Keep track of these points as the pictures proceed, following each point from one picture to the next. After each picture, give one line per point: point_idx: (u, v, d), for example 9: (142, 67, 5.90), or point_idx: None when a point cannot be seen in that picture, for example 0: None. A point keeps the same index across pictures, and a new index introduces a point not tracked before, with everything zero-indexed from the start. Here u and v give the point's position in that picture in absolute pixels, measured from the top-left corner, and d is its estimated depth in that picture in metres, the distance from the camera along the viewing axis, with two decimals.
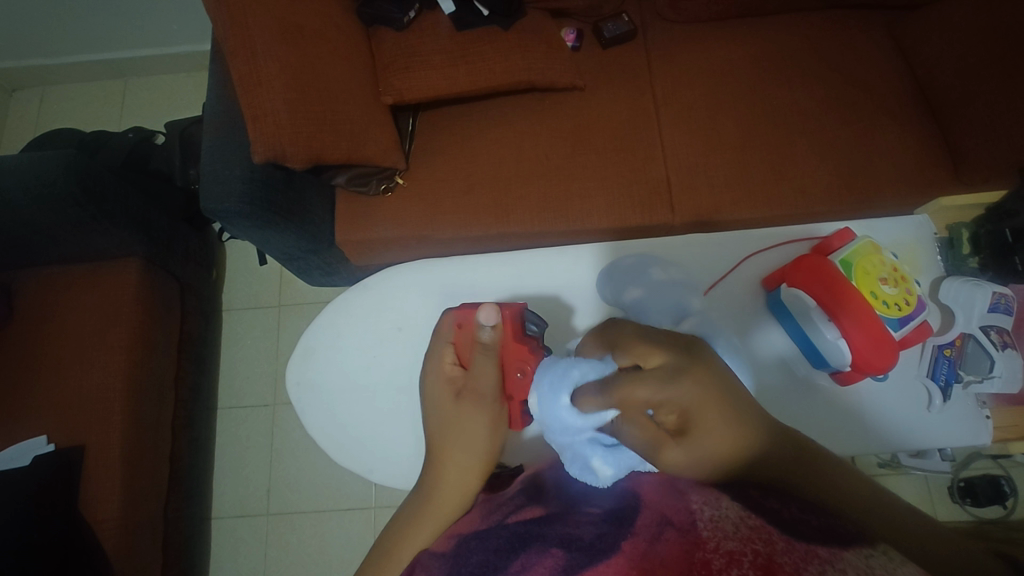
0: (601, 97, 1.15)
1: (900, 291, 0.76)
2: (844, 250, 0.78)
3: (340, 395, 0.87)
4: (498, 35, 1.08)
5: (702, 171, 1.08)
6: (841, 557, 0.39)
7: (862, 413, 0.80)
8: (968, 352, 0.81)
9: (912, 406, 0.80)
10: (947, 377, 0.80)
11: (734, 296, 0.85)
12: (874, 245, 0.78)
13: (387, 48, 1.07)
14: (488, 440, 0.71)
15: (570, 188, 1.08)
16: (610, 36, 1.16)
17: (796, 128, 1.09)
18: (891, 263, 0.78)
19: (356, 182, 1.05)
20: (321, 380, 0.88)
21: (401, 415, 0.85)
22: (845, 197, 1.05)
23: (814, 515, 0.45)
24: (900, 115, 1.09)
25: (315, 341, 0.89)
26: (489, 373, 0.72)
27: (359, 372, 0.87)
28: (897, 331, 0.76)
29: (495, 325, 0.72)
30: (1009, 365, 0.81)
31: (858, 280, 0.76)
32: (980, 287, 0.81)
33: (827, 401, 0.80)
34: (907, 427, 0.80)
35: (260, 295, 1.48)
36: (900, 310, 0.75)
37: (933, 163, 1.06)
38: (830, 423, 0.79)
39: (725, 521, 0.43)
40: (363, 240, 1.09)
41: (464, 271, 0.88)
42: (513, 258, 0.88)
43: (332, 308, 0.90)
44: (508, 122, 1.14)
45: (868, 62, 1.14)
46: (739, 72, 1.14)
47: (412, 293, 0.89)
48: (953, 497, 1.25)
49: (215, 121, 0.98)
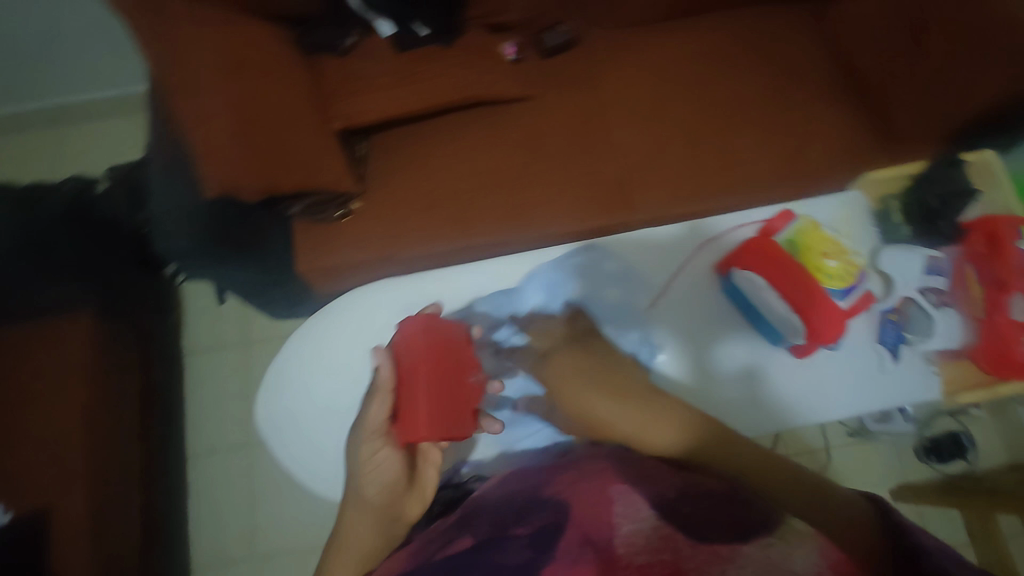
0: (549, 103, 1.16)
1: (843, 263, 0.85)
2: (786, 231, 0.88)
3: (315, 425, 0.87)
4: (442, 53, 1.10)
5: (652, 168, 1.11)
6: (742, 553, 0.43)
7: (820, 380, 0.88)
8: (911, 315, 0.89)
9: (869, 371, 0.88)
10: (894, 339, 0.88)
11: (698, 286, 0.92)
12: (814, 224, 0.89)
13: (331, 74, 1.07)
14: (374, 479, 0.75)
15: (526, 197, 1.10)
16: (552, 44, 1.18)
17: (738, 118, 1.13)
18: (833, 238, 0.88)
19: (313, 210, 1.05)
20: (296, 412, 0.88)
21: None
22: (790, 181, 1.10)
23: (709, 516, 0.50)
24: (833, 99, 1.14)
25: (284, 374, 0.88)
26: (378, 414, 0.75)
27: (332, 400, 0.88)
28: (845, 299, 0.85)
29: (385, 366, 0.75)
30: (946, 322, 0.89)
31: (801, 258, 0.85)
32: (914, 252, 0.92)
33: (791, 375, 0.87)
34: (867, 390, 0.87)
35: (224, 333, 1.45)
36: (843, 281, 0.85)
37: (868, 140, 1.12)
38: (795, 396, 0.87)
39: (639, 533, 0.46)
40: (324, 267, 1.08)
41: (427, 286, 0.89)
42: (476, 268, 0.90)
43: (298, 336, 0.89)
44: (460, 136, 1.14)
45: (803, 48, 1.18)
46: (681, 67, 1.18)
47: (378, 314, 0.89)
48: (920, 457, 1.32)
49: (160, 161, 0.97)
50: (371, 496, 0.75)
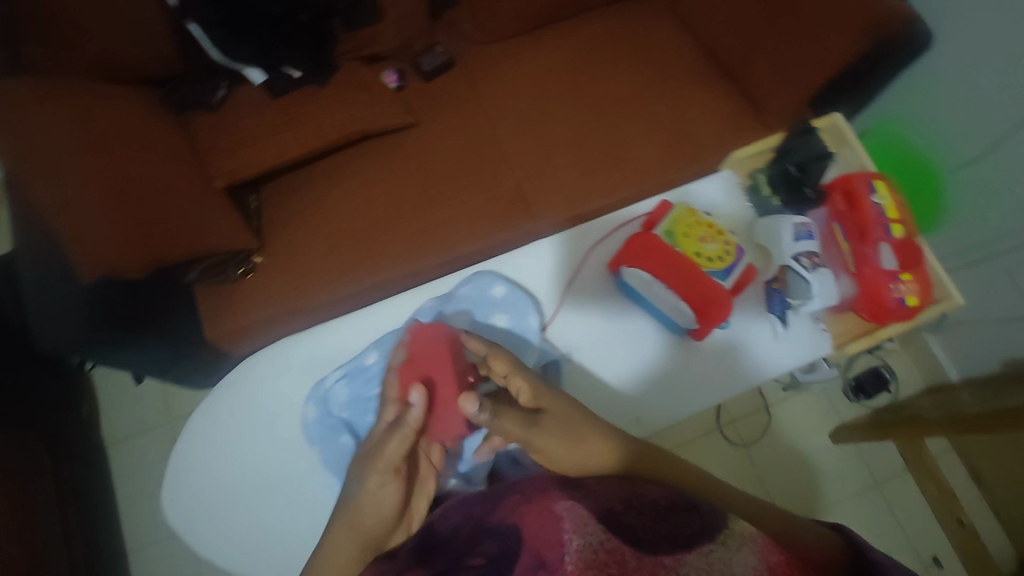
0: (435, 127, 1.17)
1: (719, 244, 0.84)
2: (664, 222, 0.86)
3: (229, 507, 0.80)
4: (317, 93, 1.08)
5: (548, 173, 1.14)
6: (683, 561, 0.45)
7: (722, 358, 0.86)
8: (791, 280, 0.88)
9: (764, 340, 0.88)
10: (781, 307, 0.87)
11: (588, 290, 0.89)
12: (689, 210, 0.87)
13: (205, 133, 1.03)
14: (368, 514, 0.63)
15: (431, 222, 1.10)
16: (429, 68, 1.20)
17: (619, 113, 1.18)
18: (707, 221, 0.86)
19: (211, 273, 1.01)
20: (205, 498, 0.80)
21: (298, 504, 0.80)
22: (678, 164, 1.14)
23: (664, 521, 0.49)
24: (701, 82, 1.21)
25: (185, 462, 0.82)
26: (398, 451, 0.65)
27: (241, 477, 0.81)
28: (726, 280, 0.83)
29: (419, 403, 0.66)
30: (823, 283, 0.86)
31: (681, 245, 0.84)
32: (780, 220, 0.89)
33: (693, 359, 0.86)
34: (766, 358, 0.87)
35: (145, 415, 1.37)
36: (722, 261, 0.83)
37: (740, 116, 1.18)
38: (698, 381, 0.85)
39: (587, 549, 0.46)
40: (234, 329, 1.04)
41: (322, 338, 0.86)
42: (368, 312, 0.87)
43: (194, 416, 0.83)
44: (354, 173, 1.13)
45: (664, 40, 1.25)
46: (556, 74, 1.22)
47: (275, 377, 0.85)
48: (848, 397, 1.40)
49: (27, 253, 0.89)
50: (360, 528, 0.63)
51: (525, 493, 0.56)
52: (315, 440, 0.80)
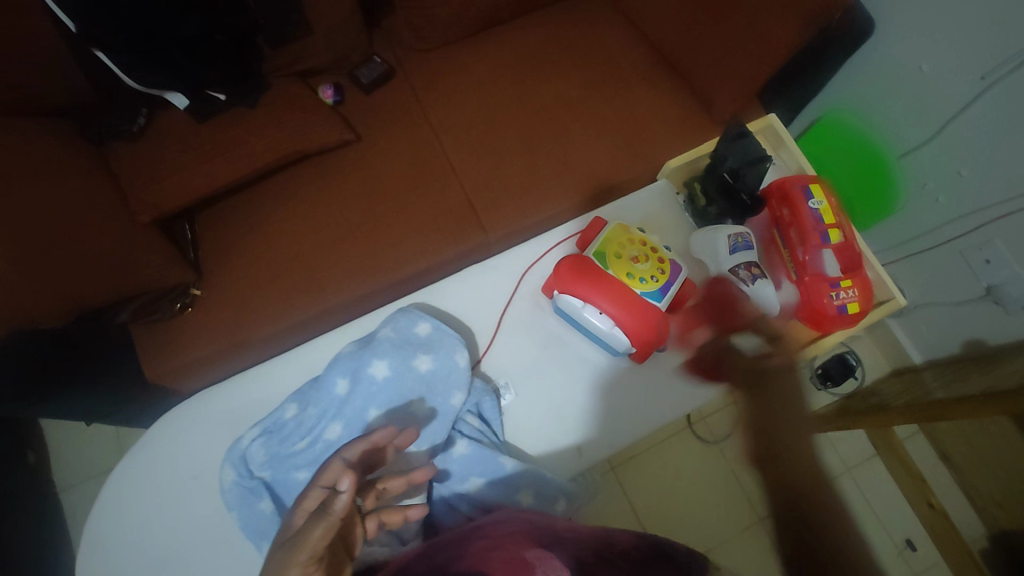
0: (377, 143, 1.13)
1: (653, 263, 0.82)
2: (597, 242, 0.84)
3: (151, 573, 0.76)
4: (247, 116, 1.03)
5: (497, 183, 1.11)
6: None
7: (663, 380, 0.85)
8: (728, 294, 0.87)
9: (707, 356, 0.87)
10: (721, 320, 0.86)
11: (523, 317, 0.89)
12: (622, 229, 0.85)
13: (129, 164, 0.99)
14: None
15: (378, 242, 1.06)
16: (368, 80, 1.15)
17: (566, 117, 1.15)
18: (641, 239, 0.84)
19: (145, 311, 0.96)
20: (123, 566, 0.77)
21: (228, 563, 0.77)
22: (628, 167, 1.12)
23: None
24: (648, 80, 1.18)
25: (101, 531, 0.78)
26: (322, 543, 0.54)
27: (166, 538, 0.78)
28: (662, 301, 0.81)
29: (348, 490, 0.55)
30: (763, 295, 0.86)
31: (614, 265, 0.81)
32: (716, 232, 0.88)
33: (632, 382, 0.85)
34: (707, 379, 0.85)
35: (98, 457, 1.31)
36: (657, 281, 0.81)
37: (689, 113, 1.16)
38: (636, 409, 0.84)
39: None
40: (174, 367, 0.99)
41: (251, 385, 0.85)
42: (298, 354, 0.87)
43: (111, 482, 0.80)
44: (294, 196, 1.09)
45: (609, 40, 1.22)
46: (500, 79, 1.18)
47: (205, 429, 0.83)
48: (817, 385, 1.40)
49: None
50: None
51: (491, 538, 0.59)
52: (234, 505, 0.76)
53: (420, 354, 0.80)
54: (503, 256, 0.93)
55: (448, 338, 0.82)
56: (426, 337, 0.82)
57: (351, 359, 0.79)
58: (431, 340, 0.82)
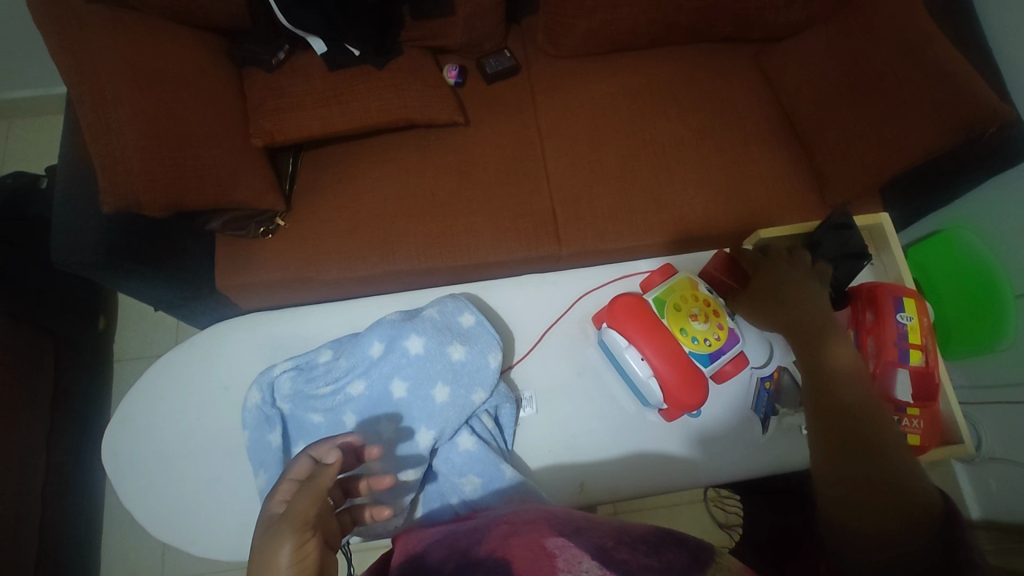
0: (483, 131, 1.16)
1: (711, 326, 0.80)
2: (659, 289, 0.83)
3: (162, 461, 0.83)
4: (373, 74, 1.09)
5: (586, 201, 1.10)
6: None
7: (683, 445, 0.82)
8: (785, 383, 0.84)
9: (739, 436, 0.83)
10: (766, 407, 0.83)
11: (565, 339, 0.88)
12: (689, 282, 0.83)
13: (258, 91, 1.06)
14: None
15: (456, 224, 1.08)
16: (492, 71, 1.18)
17: (673, 157, 1.13)
18: (705, 298, 0.82)
19: (234, 226, 1.03)
20: (141, 445, 0.83)
21: (226, 476, 0.81)
22: (720, 222, 1.08)
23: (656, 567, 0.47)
24: (768, 141, 1.14)
25: (132, 408, 0.85)
26: (311, 509, 0.55)
27: (183, 434, 0.84)
28: (709, 365, 0.79)
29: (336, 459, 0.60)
30: None
31: (670, 316, 0.79)
32: None
33: (654, 437, 0.83)
34: (731, 460, 0.82)
35: (153, 342, 1.41)
36: (709, 345, 0.79)
37: (800, 186, 1.11)
38: (649, 466, 0.81)
39: None
40: (240, 283, 1.06)
41: (295, 322, 0.89)
42: (346, 307, 0.90)
43: (153, 368, 0.87)
44: (392, 160, 1.13)
45: (739, 92, 1.19)
46: (618, 102, 1.18)
47: (246, 348, 0.88)
48: None
49: (67, 168, 0.92)
50: None
51: (513, 523, 0.54)
52: (249, 426, 0.80)
53: (454, 342, 0.81)
54: (564, 275, 0.93)
55: (486, 337, 0.83)
56: (465, 329, 0.83)
57: (389, 327, 0.82)
58: (470, 332, 0.83)
